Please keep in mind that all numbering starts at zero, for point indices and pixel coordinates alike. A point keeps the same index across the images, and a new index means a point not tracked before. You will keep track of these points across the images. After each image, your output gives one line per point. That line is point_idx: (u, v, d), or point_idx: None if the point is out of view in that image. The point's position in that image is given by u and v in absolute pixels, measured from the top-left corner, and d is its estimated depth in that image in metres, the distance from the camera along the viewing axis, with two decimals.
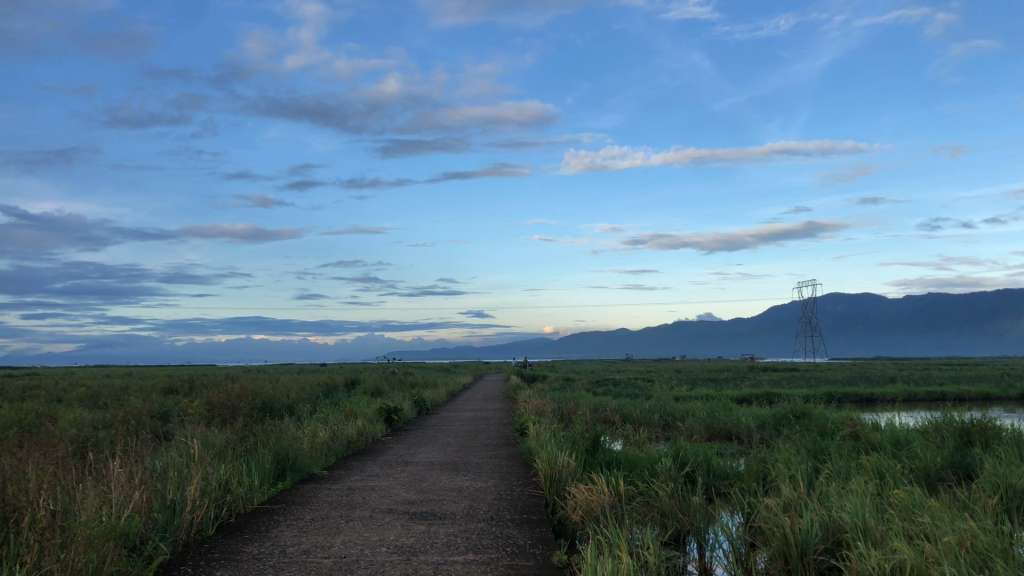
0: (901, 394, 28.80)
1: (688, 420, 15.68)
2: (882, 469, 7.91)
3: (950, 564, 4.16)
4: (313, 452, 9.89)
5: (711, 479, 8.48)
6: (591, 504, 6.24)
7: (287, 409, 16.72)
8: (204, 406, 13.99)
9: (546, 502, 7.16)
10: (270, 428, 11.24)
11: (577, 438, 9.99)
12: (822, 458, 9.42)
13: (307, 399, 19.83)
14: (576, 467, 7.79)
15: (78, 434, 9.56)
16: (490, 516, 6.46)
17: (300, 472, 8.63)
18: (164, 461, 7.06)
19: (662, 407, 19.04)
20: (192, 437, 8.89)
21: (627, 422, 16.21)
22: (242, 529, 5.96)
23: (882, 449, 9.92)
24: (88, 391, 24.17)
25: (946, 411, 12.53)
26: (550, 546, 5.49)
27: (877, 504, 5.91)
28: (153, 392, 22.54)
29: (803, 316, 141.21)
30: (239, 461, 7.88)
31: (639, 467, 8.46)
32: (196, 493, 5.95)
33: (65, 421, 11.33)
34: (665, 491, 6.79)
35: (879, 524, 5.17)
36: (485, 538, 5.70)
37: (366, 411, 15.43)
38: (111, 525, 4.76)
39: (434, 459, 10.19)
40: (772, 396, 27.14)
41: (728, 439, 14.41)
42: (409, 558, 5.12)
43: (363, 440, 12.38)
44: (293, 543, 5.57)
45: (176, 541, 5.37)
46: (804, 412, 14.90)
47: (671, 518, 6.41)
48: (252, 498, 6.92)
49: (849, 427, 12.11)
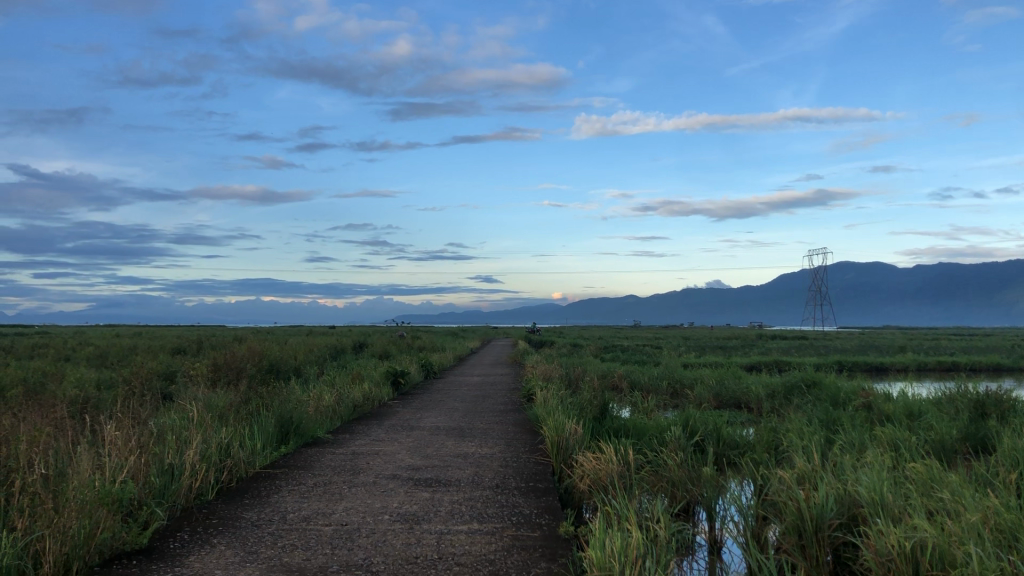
0: (912, 363, 28.70)
1: (697, 388, 15.53)
2: (897, 442, 7.73)
3: (975, 545, 3.96)
4: (319, 416, 9.78)
5: (721, 449, 8.34)
6: (599, 473, 6.08)
7: (295, 371, 16.67)
8: (209, 367, 13.93)
9: (553, 470, 7.02)
10: (275, 390, 11.14)
11: (585, 405, 9.87)
12: (835, 429, 9.26)
13: (313, 361, 19.79)
14: (583, 434, 7.64)
15: (79, 395, 9.46)
16: (496, 484, 6.32)
17: (305, 436, 8.50)
18: (162, 425, 6.93)
19: (671, 374, 18.90)
20: (195, 399, 8.76)
21: (635, 390, 16.12)
22: (243, 494, 5.85)
23: (896, 421, 9.74)
24: (97, 349, 24.30)
25: (962, 383, 12.29)
26: (557, 517, 5.34)
27: (893, 477, 5.74)
28: (162, 352, 22.57)
29: (811, 285, 140.54)
30: (241, 424, 7.74)
31: (647, 436, 8.31)
32: (196, 457, 5.82)
33: (68, 381, 11.24)
34: (675, 461, 6.62)
35: (898, 499, 5.00)
36: (490, 506, 5.56)
37: (373, 375, 15.32)
38: (103, 490, 4.62)
39: (440, 424, 10.05)
40: (781, 365, 26.95)
41: (737, 407, 14.28)
42: (412, 527, 4.98)
43: (369, 403, 12.29)
44: (294, 509, 5.44)
45: (174, 506, 5.25)
46: (815, 382, 14.72)
47: (680, 488, 6.24)
48: (254, 462, 6.80)
49: (862, 398, 11.92)
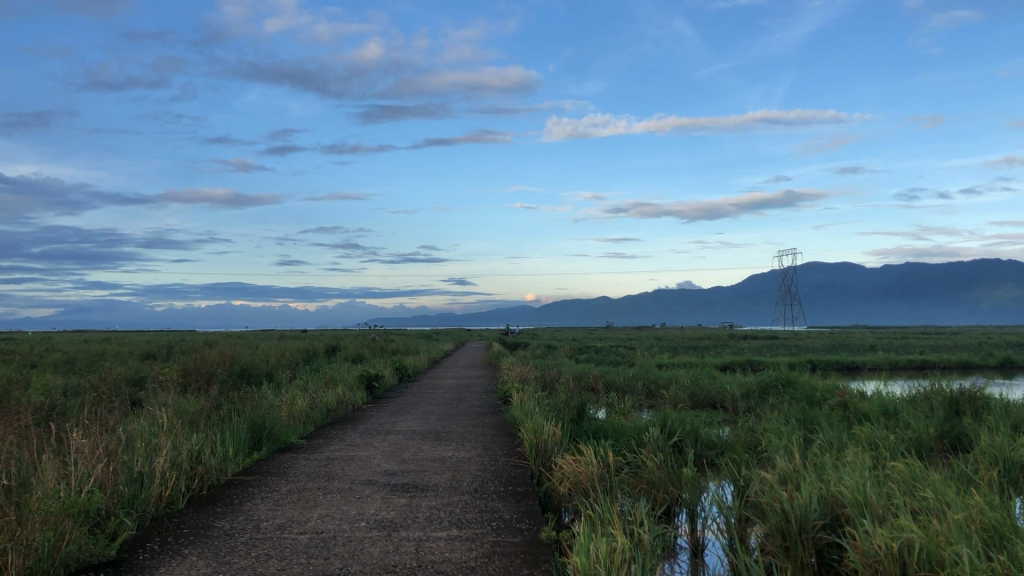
0: (885, 362, 29.00)
1: (672, 388, 15.51)
2: (875, 440, 7.71)
3: (963, 545, 3.92)
4: (291, 420, 9.63)
5: (701, 450, 8.30)
6: (579, 476, 5.99)
7: (266, 375, 16.45)
8: (179, 372, 13.71)
9: (532, 473, 6.92)
10: (247, 395, 10.97)
11: (562, 406, 9.81)
12: (812, 428, 9.24)
13: (285, 365, 19.61)
14: (562, 436, 7.55)
15: (44, 402, 9.24)
16: (474, 488, 6.21)
17: (277, 442, 8.34)
18: (131, 432, 6.75)
19: (646, 375, 18.88)
20: (165, 405, 8.58)
21: (610, 391, 16.09)
22: (214, 502, 5.69)
23: (872, 419, 9.74)
24: (64, 355, 23.94)
25: (935, 380, 12.35)
26: (537, 521, 5.23)
27: (875, 477, 5.70)
28: (130, 358, 22.20)
29: (781, 284, 141.59)
30: (212, 430, 7.57)
31: (625, 436, 8.25)
32: (165, 464, 5.66)
33: (33, 387, 11.01)
34: (654, 463, 6.54)
35: (881, 499, 4.97)
36: (469, 512, 5.45)
37: (346, 378, 15.18)
38: (69, 501, 4.46)
39: (415, 428, 9.92)
40: (754, 365, 27.00)
41: (712, 407, 14.28)
42: (389, 534, 4.87)
43: (343, 407, 12.16)
44: (268, 517, 5.30)
45: (143, 515, 5.09)
46: (790, 380, 14.73)
47: (660, 490, 6.16)
48: (225, 469, 6.64)
49: (837, 396, 11.93)
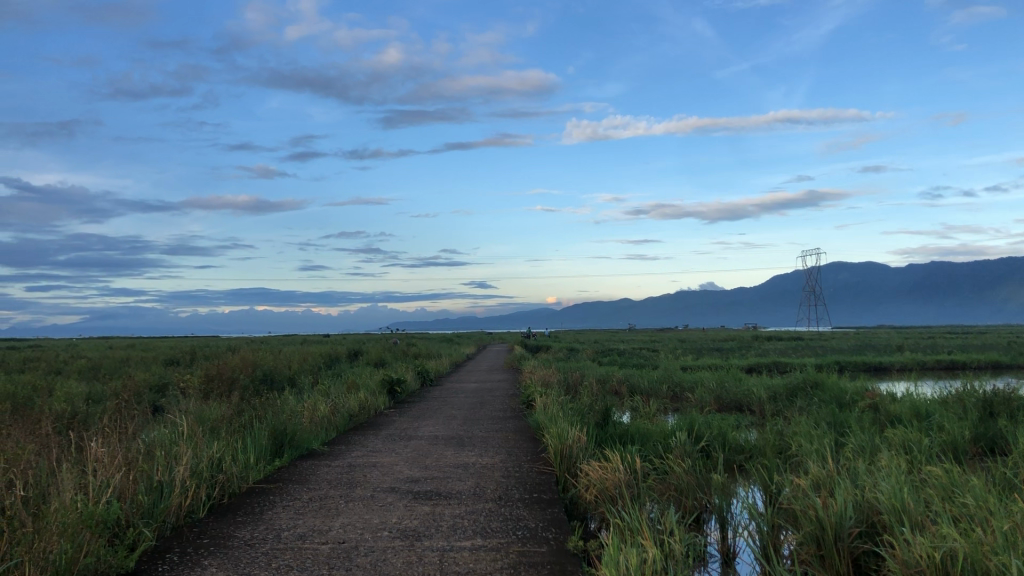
0: (912, 362, 28.60)
1: (697, 391, 15.33)
2: (909, 444, 7.53)
3: (1009, 554, 3.76)
4: (314, 427, 9.55)
5: (729, 455, 8.13)
6: (605, 482, 5.85)
7: (289, 380, 16.42)
8: (202, 378, 13.70)
9: (558, 480, 6.79)
10: (269, 401, 10.91)
11: (586, 410, 9.67)
12: (843, 432, 9.04)
13: (307, 370, 19.56)
14: (588, 442, 7.40)
15: (66, 410, 9.21)
16: (498, 495, 6.09)
17: (299, 449, 8.26)
18: (151, 439, 6.69)
19: (670, 377, 18.71)
20: (186, 412, 8.52)
21: (635, 394, 15.94)
22: (236, 511, 5.62)
23: (905, 421, 9.54)
24: (88, 362, 24.08)
25: (967, 381, 12.09)
26: (563, 530, 5.11)
27: (912, 482, 5.53)
28: (154, 364, 22.25)
29: (805, 284, 140.35)
30: (233, 437, 7.50)
31: (652, 441, 8.10)
32: (186, 473, 5.58)
33: (57, 394, 11.01)
34: (682, 468, 6.40)
35: (919, 505, 4.80)
36: (493, 520, 5.33)
37: (368, 383, 15.10)
38: (87, 511, 4.38)
39: (438, 433, 9.82)
40: (780, 367, 26.69)
41: (738, 410, 14.10)
42: (413, 544, 4.75)
43: (365, 413, 12.07)
44: (289, 527, 5.21)
45: (163, 526, 5.01)
46: (819, 382, 14.50)
47: (688, 496, 6.01)
48: (247, 477, 6.57)
49: (867, 399, 11.71)
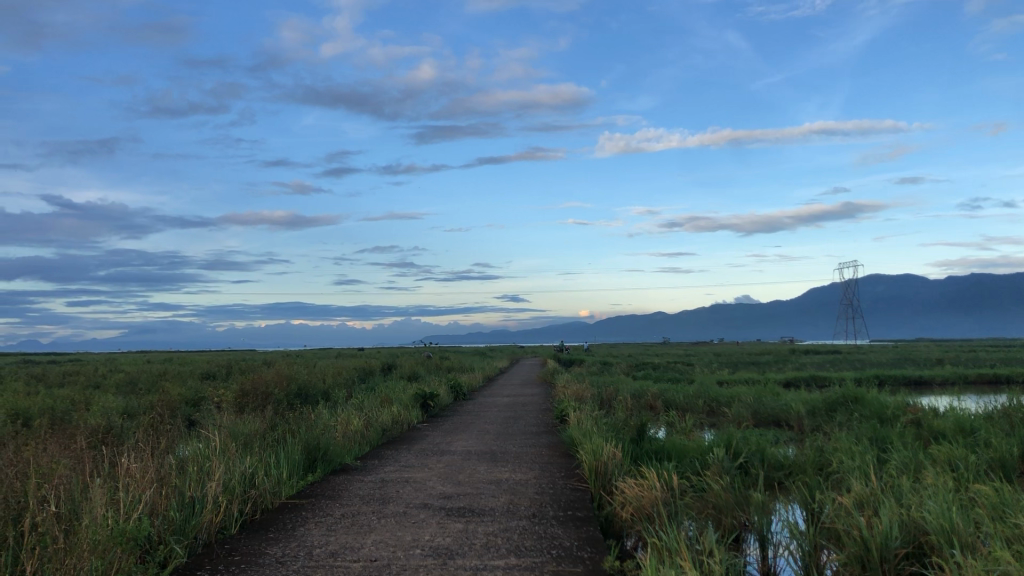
0: (954, 376, 28.00)
1: (734, 405, 15.11)
2: (955, 461, 7.33)
3: None
4: (347, 442, 9.51)
5: (768, 472, 7.97)
6: (642, 501, 5.73)
7: (323, 395, 16.43)
8: (237, 392, 13.75)
9: (593, 497, 6.68)
10: (302, 415, 10.89)
11: (621, 426, 9.54)
12: (885, 448, 8.83)
13: (341, 384, 19.58)
14: (623, 458, 7.28)
15: (102, 425, 9.26)
16: (532, 513, 5.99)
17: (331, 464, 8.22)
18: (185, 455, 6.68)
19: (706, 392, 18.46)
20: (220, 427, 8.52)
21: (670, 409, 15.75)
22: (267, 527, 5.57)
23: (949, 438, 9.30)
24: (126, 376, 24.32)
25: (1014, 396, 11.78)
26: (599, 549, 4.99)
27: (959, 501, 5.34)
28: (190, 378, 22.40)
29: (842, 297, 138.74)
30: (266, 452, 7.48)
31: (688, 458, 7.96)
32: (218, 489, 5.55)
33: (94, 409, 11.08)
34: (720, 485, 6.26)
35: (967, 526, 4.63)
36: (527, 538, 5.23)
37: (402, 397, 15.05)
38: (118, 529, 4.35)
39: (471, 449, 9.74)
40: (818, 381, 26.30)
41: (776, 425, 13.88)
42: (445, 563, 4.66)
43: (399, 427, 12.03)
44: (321, 544, 5.15)
45: (194, 543, 4.97)
46: (859, 397, 14.22)
47: (726, 514, 5.88)
48: (279, 493, 6.54)
49: (910, 414, 11.45)
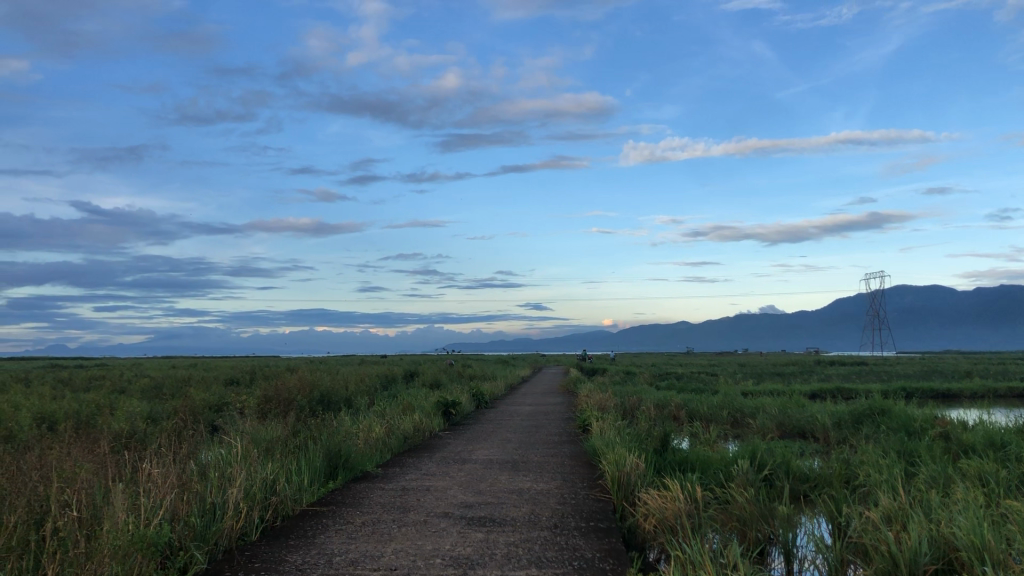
0: (983, 389, 27.59)
1: (759, 417, 14.95)
2: (985, 476, 7.18)
3: None
4: (369, 449, 9.50)
5: (793, 484, 7.86)
6: (666, 513, 5.66)
7: (346, 402, 16.44)
8: (260, 399, 13.78)
9: (615, 508, 6.61)
10: (324, 421, 10.90)
11: (645, 436, 9.46)
12: (913, 462, 8.69)
13: (364, 391, 19.60)
14: (645, 469, 7.21)
15: (125, 430, 9.30)
16: (554, 523, 5.93)
17: (353, 471, 8.20)
18: (207, 460, 6.68)
19: (730, 402, 18.29)
20: (242, 433, 8.53)
21: (694, 419, 15.61)
22: (288, 534, 5.55)
23: (979, 452, 9.13)
24: (152, 380, 24.47)
25: None
26: (621, 561, 4.92)
27: (989, 517, 5.23)
28: (214, 383, 22.51)
29: (868, 307, 137.47)
30: (288, 459, 7.47)
31: (712, 469, 7.86)
32: (239, 495, 5.54)
33: (118, 413, 11.13)
34: (744, 497, 6.18)
35: (998, 543, 4.53)
36: (549, 549, 5.18)
37: (424, 405, 15.02)
38: (139, 534, 4.34)
39: (493, 457, 9.69)
40: (844, 392, 26.03)
41: (801, 437, 13.72)
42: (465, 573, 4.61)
43: (421, 435, 12.01)
44: (341, 552, 5.12)
45: (214, 549, 4.96)
46: (886, 409, 14.02)
47: (751, 527, 5.80)
48: (300, 500, 6.52)
49: (939, 427, 11.26)
